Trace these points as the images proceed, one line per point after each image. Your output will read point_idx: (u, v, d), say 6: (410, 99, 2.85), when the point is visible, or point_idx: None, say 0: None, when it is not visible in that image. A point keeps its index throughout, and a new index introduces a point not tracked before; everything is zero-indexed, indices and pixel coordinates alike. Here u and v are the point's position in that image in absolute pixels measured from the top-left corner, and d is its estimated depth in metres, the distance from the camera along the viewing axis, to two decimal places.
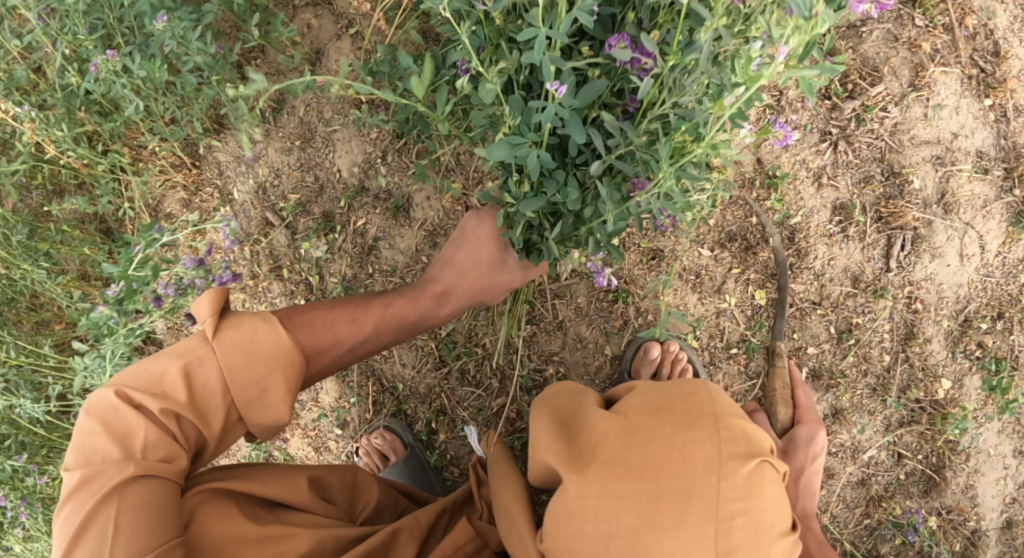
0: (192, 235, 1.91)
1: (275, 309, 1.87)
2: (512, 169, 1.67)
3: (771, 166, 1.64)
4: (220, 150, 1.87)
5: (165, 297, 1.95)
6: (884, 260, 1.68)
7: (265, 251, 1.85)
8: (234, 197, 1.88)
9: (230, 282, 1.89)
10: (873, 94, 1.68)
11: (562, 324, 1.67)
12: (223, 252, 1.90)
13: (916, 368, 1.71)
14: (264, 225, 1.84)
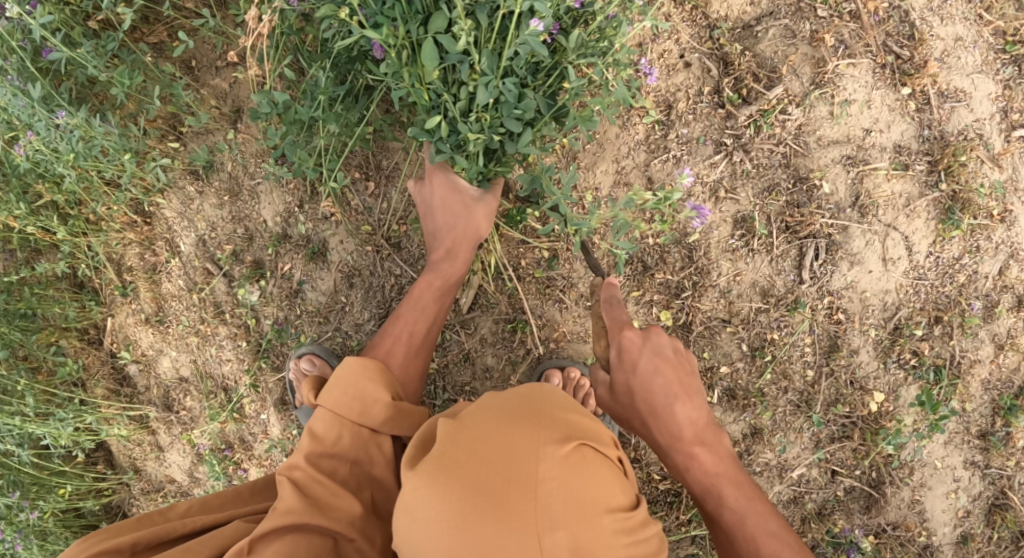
0: (149, 286, 2.01)
1: (222, 351, 1.93)
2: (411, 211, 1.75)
3: (660, 186, 1.61)
4: (163, 208, 1.94)
5: (134, 342, 2.08)
6: (797, 272, 1.60)
7: (208, 299, 1.92)
8: (181, 250, 1.95)
9: (185, 328, 1.98)
10: (771, 97, 1.61)
11: (467, 356, 1.69)
12: (178, 299, 1.99)
13: (842, 381, 1.62)
14: (206, 275, 1.92)
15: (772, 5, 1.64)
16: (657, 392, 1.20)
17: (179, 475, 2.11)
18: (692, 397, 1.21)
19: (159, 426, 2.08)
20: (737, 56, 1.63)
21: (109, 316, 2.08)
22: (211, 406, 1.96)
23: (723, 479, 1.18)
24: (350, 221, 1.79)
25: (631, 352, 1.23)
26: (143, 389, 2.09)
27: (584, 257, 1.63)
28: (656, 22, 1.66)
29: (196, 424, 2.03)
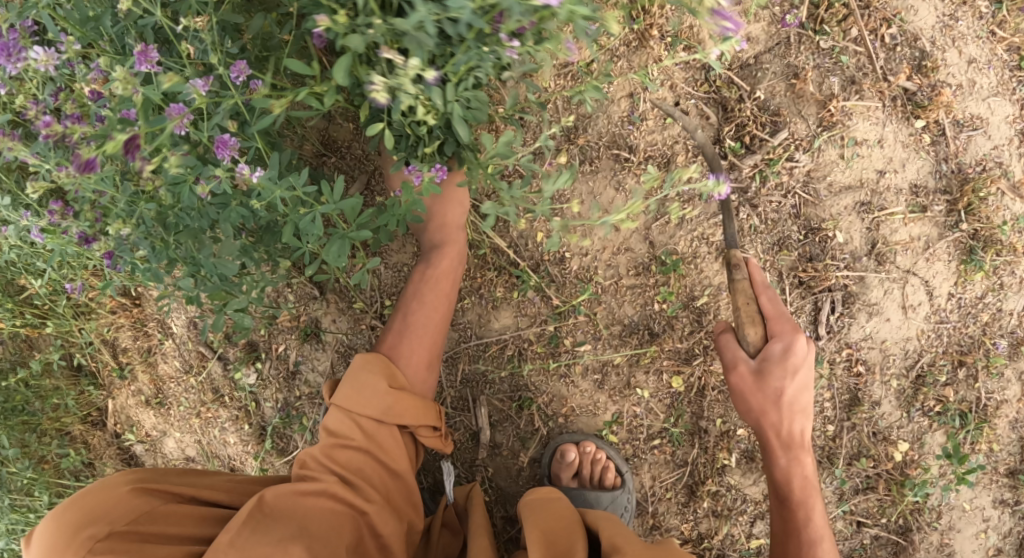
0: (145, 368, 1.93)
1: (224, 434, 1.88)
2: None
3: (664, 250, 1.51)
4: (150, 290, 1.86)
5: (137, 423, 1.97)
6: (813, 328, 1.53)
7: (206, 382, 1.87)
8: (174, 332, 1.89)
9: (183, 411, 1.93)
10: (776, 144, 1.50)
11: (475, 433, 1.63)
12: (176, 381, 1.91)
13: (863, 434, 1.57)
14: (201, 358, 1.87)
15: (771, 40, 1.53)
16: (745, 382, 1.26)
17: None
18: (784, 334, 1.25)
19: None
20: (736, 101, 1.52)
21: (109, 399, 1.98)
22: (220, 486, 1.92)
23: (758, 407, 1.28)
24: (343, 301, 1.75)
25: (747, 390, 1.27)
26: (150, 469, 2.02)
27: (588, 328, 1.54)
28: (647, 67, 1.55)
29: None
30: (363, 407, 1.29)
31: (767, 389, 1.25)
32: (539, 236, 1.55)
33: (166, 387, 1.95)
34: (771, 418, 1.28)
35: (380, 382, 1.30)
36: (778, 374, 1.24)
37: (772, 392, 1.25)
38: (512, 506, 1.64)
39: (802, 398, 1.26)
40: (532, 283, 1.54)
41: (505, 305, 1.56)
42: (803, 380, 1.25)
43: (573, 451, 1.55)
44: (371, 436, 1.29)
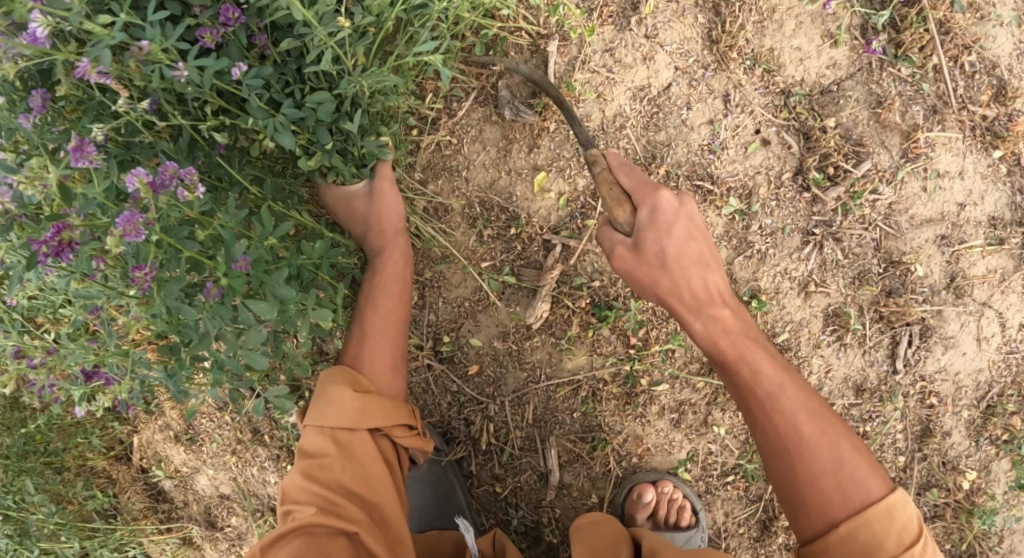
0: (174, 403, 1.92)
1: (265, 473, 1.87)
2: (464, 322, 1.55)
3: (747, 288, 1.47)
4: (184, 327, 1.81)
5: (166, 459, 1.99)
6: (890, 362, 1.51)
7: (245, 421, 1.85)
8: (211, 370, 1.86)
9: (221, 447, 1.91)
10: (859, 176, 1.46)
11: (543, 474, 1.57)
12: (209, 418, 1.90)
13: (933, 464, 1.57)
14: (237, 396, 1.86)
15: (853, 66, 1.48)
16: (681, 308, 1.16)
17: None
18: (660, 187, 1.14)
19: (205, 543, 2.00)
20: (820, 130, 1.47)
21: (134, 434, 2.00)
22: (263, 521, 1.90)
23: (847, 452, 1.09)
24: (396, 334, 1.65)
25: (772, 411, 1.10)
26: (180, 504, 2.02)
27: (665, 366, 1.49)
28: (727, 92, 1.47)
29: (245, 539, 1.97)
30: (327, 383, 1.27)
31: (812, 472, 1.08)
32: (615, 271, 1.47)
33: (201, 422, 1.92)
34: (803, 474, 1.08)
35: (330, 383, 1.27)
36: (822, 467, 1.07)
37: (831, 468, 1.07)
38: None
39: (699, 279, 1.15)
40: (609, 322, 1.47)
41: (577, 344, 1.49)
42: (724, 284, 1.17)
43: (651, 491, 1.50)
44: (356, 436, 1.25)
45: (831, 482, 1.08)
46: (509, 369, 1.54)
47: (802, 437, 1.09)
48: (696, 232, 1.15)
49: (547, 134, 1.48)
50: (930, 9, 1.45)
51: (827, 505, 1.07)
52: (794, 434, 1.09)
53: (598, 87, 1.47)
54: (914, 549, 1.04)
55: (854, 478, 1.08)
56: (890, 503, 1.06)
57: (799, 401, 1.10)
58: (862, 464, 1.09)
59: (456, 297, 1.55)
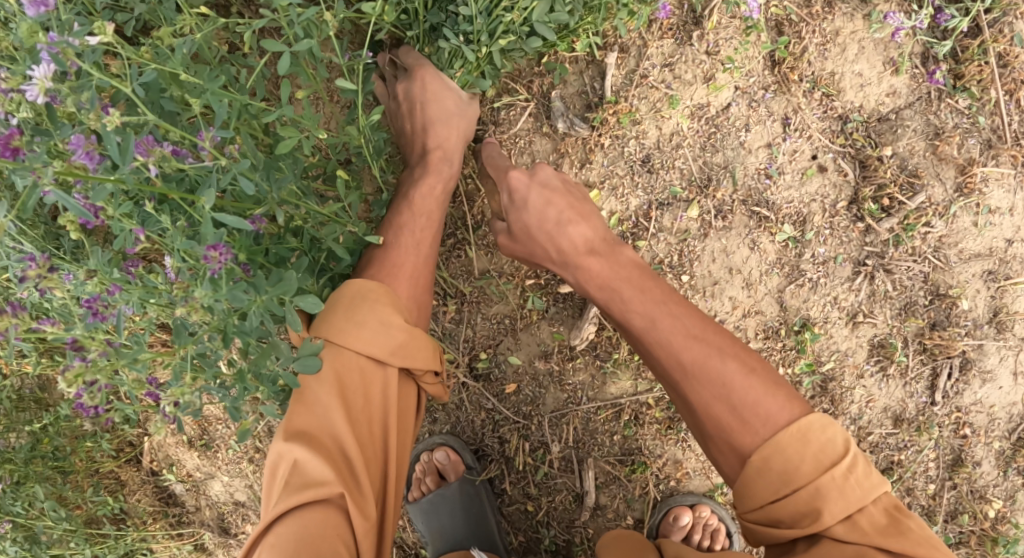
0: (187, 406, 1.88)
1: None
2: (503, 340, 1.52)
3: (797, 317, 1.45)
4: None
5: (177, 463, 1.94)
6: (929, 394, 1.51)
7: (263, 428, 1.80)
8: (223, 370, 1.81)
9: (236, 452, 1.86)
10: (913, 208, 1.45)
11: (578, 495, 1.56)
12: (224, 422, 1.86)
13: (963, 494, 1.58)
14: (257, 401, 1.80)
15: (912, 95, 1.46)
16: (672, 366, 1.06)
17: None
18: (587, 219, 1.19)
19: (217, 548, 1.98)
20: (877, 159, 1.45)
21: (145, 437, 1.95)
22: None
23: (731, 372, 1.03)
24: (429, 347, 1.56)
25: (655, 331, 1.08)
26: (191, 509, 1.98)
27: None
28: (786, 116, 1.44)
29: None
30: (362, 298, 1.17)
31: (721, 377, 1.02)
32: None
33: (215, 426, 1.87)
34: (701, 402, 1.03)
35: (370, 298, 1.17)
36: (739, 371, 1.02)
37: (736, 371, 1.02)
38: None
39: (737, 381, 1.01)
40: None
41: (622, 368, 1.47)
42: (728, 362, 1.03)
43: (689, 514, 1.49)
44: (381, 371, 1.16)
45: (782, 424, 0.99)
46: (549, 389, 1.52)
47: (710, 358, 1.04)
48: (698, 332, 1.06)
49: (600, 149, 1.43)
50: (992, 42, 1.43)
51: (751, 400, 1.00)
52: (701, 367, 1.03)
53: (656, 103, 1.43)
54: (836, 471, 0.96)
55: (772, 376, 1.03)
56: (806, 426, 0.98)
57: (759, 431, 0.99)
58: (777, 403, 1.00)
59: (495, 313, 1.51)
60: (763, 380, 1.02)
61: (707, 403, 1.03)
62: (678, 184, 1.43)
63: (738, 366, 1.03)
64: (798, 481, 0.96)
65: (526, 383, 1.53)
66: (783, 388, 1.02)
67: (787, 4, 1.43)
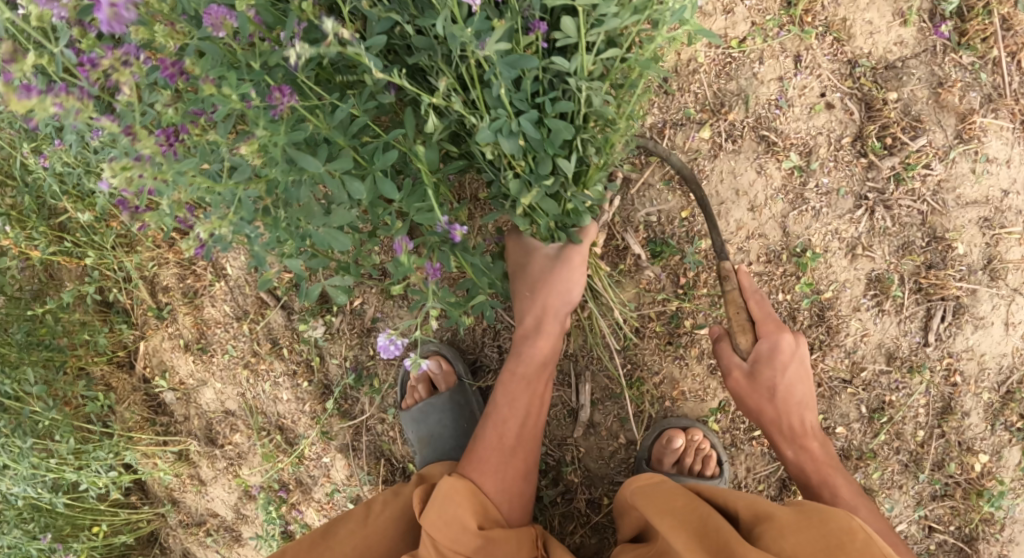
0: (188, 310, 1.90)
1: (278, 388, 1.83)
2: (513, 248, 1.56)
3: (799, 242, 1.50)
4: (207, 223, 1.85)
5: (171, 369, 1.97)
6: (922, 334, 1.55)
7: (263, 331, 1.81)
8: (228, 272, 1.85)
9: (232, 358, 1.88)
10: (915, 149, 1.51)
11: (573, 410, 1.59)
12: (223, 327, 1.88)
13: (952, 443, 1.59)
14: (259, 305, 1.82)
15: (920, 47, 1.51)
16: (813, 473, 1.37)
17: (222, 510, 1.99)
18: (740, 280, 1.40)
19: (201, 459, 1.97)
20: (882, 101, 1.51)
21: (141, 340, 1.98)
22: (266, 440, 1.87)
23: (841, 488, 1.34)
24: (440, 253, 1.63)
25: (785, 353, 1.34)
26: (180, 418, 1.99)
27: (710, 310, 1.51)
28: (799, 53, 1.51)
29: (244, 461, 1.93)
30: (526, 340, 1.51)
31: (829, 471, 1.36)
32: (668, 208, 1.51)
33: (214, 331, 1.90)
34: (810, 468, 1.37)
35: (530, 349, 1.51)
36: (809, 412, 1.40)
37: (851, 488, 1.34)
38: (599, 487, 1.61)
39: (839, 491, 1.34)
40: (661, 258, 1.51)
41: (627, 278, 1.54)
42: (841, 476, 1.35)
43: (682, 437, 1.50)
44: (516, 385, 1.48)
45: (854, 501, 1.32)
46: None
47: (796, 435, 1.38)
48: (836, 460, 1.38)
49: (619, 69, 1.49)
50: (996, 5, 1.49)
51: (808, 406, 1.39)
52: (787, 406, 1.37)
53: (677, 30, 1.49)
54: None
55: (844, 471, 1.37)
56: None
57: (839, 486, 1.34)
58: (870, 508, 1.31)
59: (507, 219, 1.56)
60: (848, 477, 1.37)
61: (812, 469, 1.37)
62: (690, 107, 1.50)
63: (822, 454, 1.39)
64: (856, 510, 1.31)
65: (532, 291, 1.57)
66: (852, 482, 1.35)
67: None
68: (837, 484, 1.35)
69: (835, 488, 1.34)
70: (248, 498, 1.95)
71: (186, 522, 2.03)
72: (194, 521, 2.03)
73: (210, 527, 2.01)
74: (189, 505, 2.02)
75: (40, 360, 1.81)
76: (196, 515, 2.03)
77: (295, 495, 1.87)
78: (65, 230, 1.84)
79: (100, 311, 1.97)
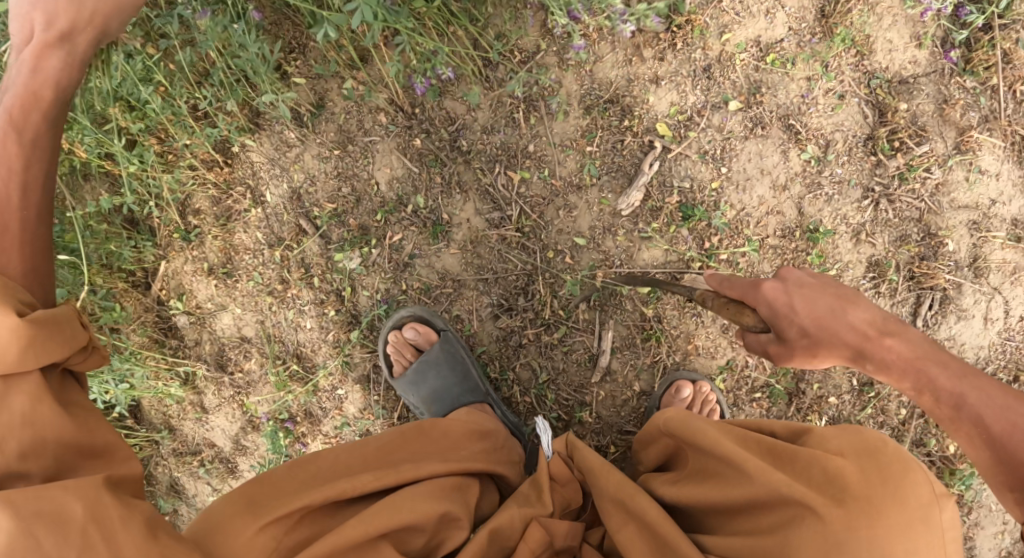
0: (221, 235, 1.99)
1: (303, 318, 1.91)
2: (557, 203, 1.70)
3: (813, 221, 1.66)
4: (254, 151, 1.96)
5: (190, 293, 2.04)
6: (911, 318, 1.68)
7: (296, 259, 1.90)
8: (267, 200, 1.95)
9: (258, 287, 1.97)
10: (919, 154, 1.67)
11: (593, 356, 1.70)
12: (251, 254, 1.97)
13: (930, 421, 1.70)
14: (298, 232, 1.90)
15: (933, 67, 1.69)
16: (863, 345, 1.14)
17: (220, 439, 2.07)
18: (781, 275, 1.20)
19: (208, 387, 2.06)
20: (893, 109, 1.68)
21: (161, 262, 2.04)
22: (281, 371, 1.95)
23: (930, 370, 1.14)
24: (482, 201, 1.75)
25: (779, 296, 1.17)
26: (190, 343, 2.06)
27: (728, 273, 1.66)
28: (826, 59, 1.68)
29: (252, 389, 2.01)
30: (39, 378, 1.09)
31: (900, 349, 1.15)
32: (699, 176, 1.65)
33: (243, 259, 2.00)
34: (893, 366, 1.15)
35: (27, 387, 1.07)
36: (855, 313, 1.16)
37: (903, 353, 1.15)
38: (607, 433, 1.71)
39: (823, 305, 1.16)
40: (691, 222, 1.65)
41: (657, 239, 1.66)
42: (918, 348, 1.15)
43: (689, 388, 1.62)
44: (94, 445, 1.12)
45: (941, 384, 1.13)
46: (587, 251, 1.69)
47: (865, 350, 1.15)
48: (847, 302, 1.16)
49: (671, 50, 1.67)
50: (1000, 39, 1.65)
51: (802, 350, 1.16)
52: (875, 349, 1.14)
53: (725, 24, 1.66)
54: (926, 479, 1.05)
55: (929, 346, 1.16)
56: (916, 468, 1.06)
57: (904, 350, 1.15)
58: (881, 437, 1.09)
59: (554, 174, 1.71)
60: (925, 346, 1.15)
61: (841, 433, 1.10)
62: (730, 91, 1.66)
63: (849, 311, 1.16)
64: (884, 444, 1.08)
65: (566, 244, 1.70)
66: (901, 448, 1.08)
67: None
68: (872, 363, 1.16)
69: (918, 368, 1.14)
70: (253, 428, 2.03)
71: (181, 449, 2.10)
72: (188, 449, 2.10)
73: (206, 455, 2.08)
74: (186, 432, 2.09)
75: (68, 263, 1.84)
76: (192, 443, 2.10)
77: (303, 428, 1.96)
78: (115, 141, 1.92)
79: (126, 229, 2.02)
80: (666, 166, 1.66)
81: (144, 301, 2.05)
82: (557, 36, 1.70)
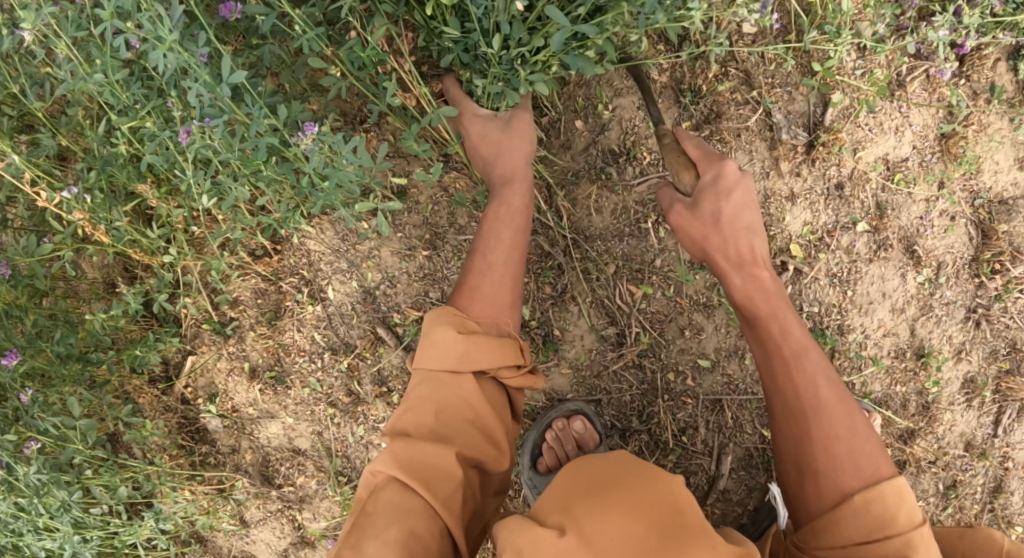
0: (268, 334, 1.79)
1: (377, 433, 1.79)
2: (679, 323, 1.63)
3: (923, 343, 1.69)
4: (312, 239, 1.73)
5: (224, 394, 1.85)
6: (992, 427, 1.73)
7: (369, 371, 1.76)
8: (328, 296, 1.76)
9: (315, 393, 1.80)
10: (1016, 275, 1.69)
11: (710, 478, 1.66)
12: (307, 357, 1.79)
13: (998, 516, 1.75)
14: (373, 340, 1.76)
15: None
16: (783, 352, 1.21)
17: (264, 553, 1.90)
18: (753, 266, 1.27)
19: (250, 500, 1.86)
20: (996, 231, 1.68)
21: (189, 356, 1.84)
22: (345, 488, 1.82)
23: (823, 395, 1.17)
24: (597, 316, 1.64)
25: (774, 291, 1.26)
26: (224, 449, 1.87)
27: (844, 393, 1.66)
28: (943, 180, 1.67)
29: (305, 504, 1.86)
30: (426, 477, 1.16)
31: (796, 381, 1.19)
32: (823, 298, 1.65)
33: (295, 360, 1.80)
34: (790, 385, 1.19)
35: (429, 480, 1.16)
36: (834, 423, 1.15)
37: (832, 396, 1.17)
38: None
39: (797, 334, 1.22)
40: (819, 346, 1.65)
41: None
42: (819, 361, 1.20)
43: None
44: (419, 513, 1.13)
45: (815, 433, 1.15)
46: (708, 373, 1.63)
47: (796, 354, 1.20)
48: (808, 347, 1.21)
49: (806, 165, 1.63)
50: None
51: (775, 323, 1.23)
52: (796, 363, 1.20)
53: (858, 140, 1.64)
54: (924, 531, 1.09)
55: (836, 391, 1.18)
56: (910, 542, 1.07)
57: (817, 469, 1.14)
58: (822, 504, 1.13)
59: (677, 291, 1.62)
60: (817, 419, 1.16)
61: (788, 402, 1.18)
62: (853, 212, 1.65)
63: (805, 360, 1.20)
64: (827, 481, 1.13)
65: (687, 366, 1.64)
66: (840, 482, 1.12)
67: (959, 91, 1.65)
68: (811, 393, 1.17)
69: (812, 468, 1.14)
70: (307, 543, 1.88)
71: None
72: None
73: None
74: (220, 545, 1.90)
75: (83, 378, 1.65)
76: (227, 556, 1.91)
77: None
78: (144, 227, 1.69)
79: (145, 320, 1.81)
80: (790, 286, 1.64)
81: (163, 398, 1.85)
82: (691, 139, 1.61)
